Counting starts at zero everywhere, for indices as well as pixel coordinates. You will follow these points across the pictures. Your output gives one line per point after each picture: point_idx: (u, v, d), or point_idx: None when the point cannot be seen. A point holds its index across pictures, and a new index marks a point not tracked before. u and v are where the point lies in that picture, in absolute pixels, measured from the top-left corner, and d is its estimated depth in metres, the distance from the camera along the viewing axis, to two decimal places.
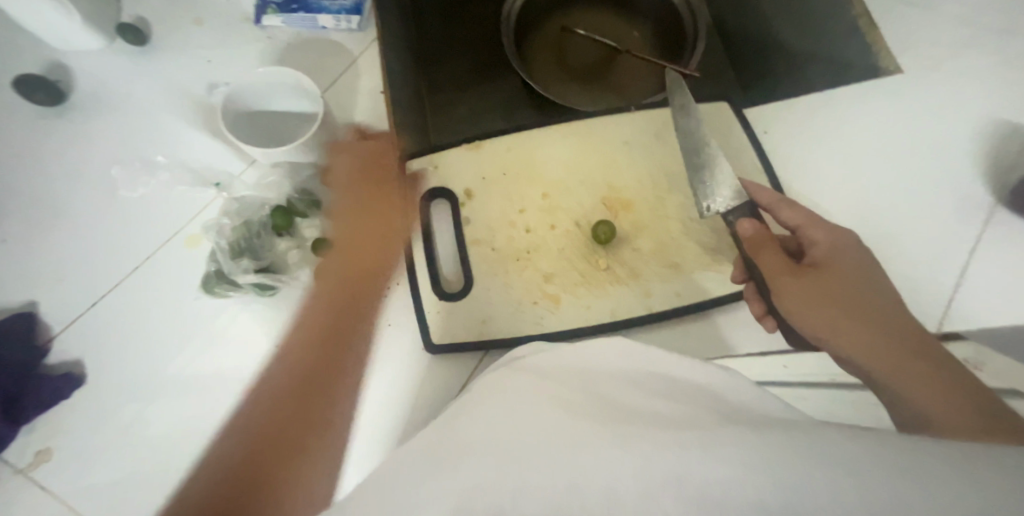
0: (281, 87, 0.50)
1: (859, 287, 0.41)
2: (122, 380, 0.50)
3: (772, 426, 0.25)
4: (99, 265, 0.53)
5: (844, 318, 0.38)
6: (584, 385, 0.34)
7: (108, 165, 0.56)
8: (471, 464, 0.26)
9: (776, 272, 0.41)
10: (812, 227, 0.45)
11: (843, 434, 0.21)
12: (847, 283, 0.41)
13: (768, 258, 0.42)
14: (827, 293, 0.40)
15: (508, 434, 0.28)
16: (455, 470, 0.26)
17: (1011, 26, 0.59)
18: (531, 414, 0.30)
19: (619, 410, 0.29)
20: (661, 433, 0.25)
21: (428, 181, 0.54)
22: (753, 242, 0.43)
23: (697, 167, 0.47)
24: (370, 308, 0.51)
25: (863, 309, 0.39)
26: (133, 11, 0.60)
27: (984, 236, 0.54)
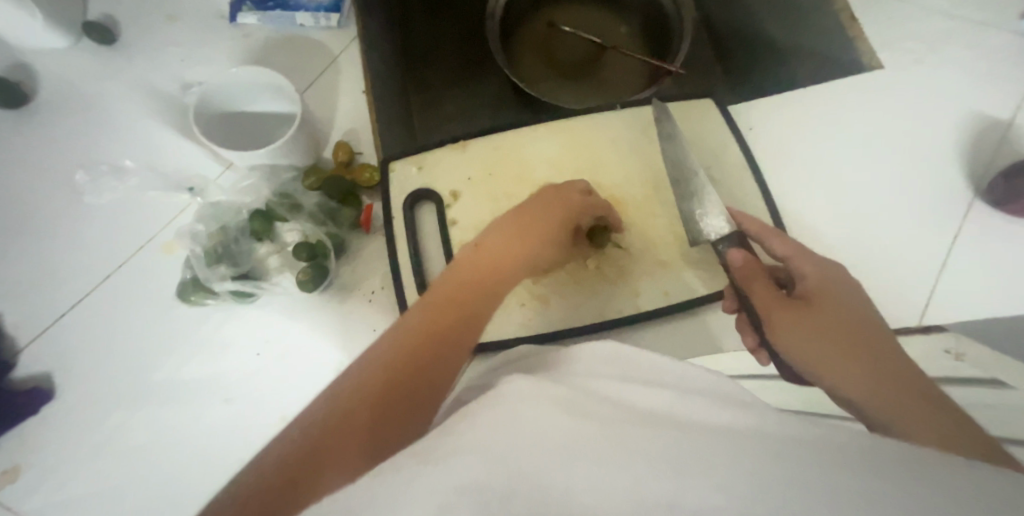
0: (257, 87, 0.49)
1: (848, 320, 0.40)
2: (89, 394, 0.48)
3: (752, 445, 0.26)
4: (70, 272, 0.52)
5: (840, 356, 0.37)
6: (577, 380, 0.33)
7: (75, 169, 0.55)
8: (470, 454, 0.24)
9: (764, 302, 0.42)
10: (801, 260, 0.45)
11: (829, 474, 0.23)
12: (837, 317, 0.40)
13: (757, 288, 0.43)
14: (820, 324, 0.39)
15: (509, 426, 0.25)
16: (454, 456, 0.25)
17: (984, 20, 0.62)
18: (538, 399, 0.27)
19: (610, 409, 0.29)
20: (645, 442, 0.25)
21: (412, 181, 0.54)
22: (745, 273, 0.45)
23: (687, 197, 0.50)
24: (354, 315, 0.51)
25: (857, 344, 0.38)
26: (101, 9, 0.60)
27: (963, 231, 0.56)
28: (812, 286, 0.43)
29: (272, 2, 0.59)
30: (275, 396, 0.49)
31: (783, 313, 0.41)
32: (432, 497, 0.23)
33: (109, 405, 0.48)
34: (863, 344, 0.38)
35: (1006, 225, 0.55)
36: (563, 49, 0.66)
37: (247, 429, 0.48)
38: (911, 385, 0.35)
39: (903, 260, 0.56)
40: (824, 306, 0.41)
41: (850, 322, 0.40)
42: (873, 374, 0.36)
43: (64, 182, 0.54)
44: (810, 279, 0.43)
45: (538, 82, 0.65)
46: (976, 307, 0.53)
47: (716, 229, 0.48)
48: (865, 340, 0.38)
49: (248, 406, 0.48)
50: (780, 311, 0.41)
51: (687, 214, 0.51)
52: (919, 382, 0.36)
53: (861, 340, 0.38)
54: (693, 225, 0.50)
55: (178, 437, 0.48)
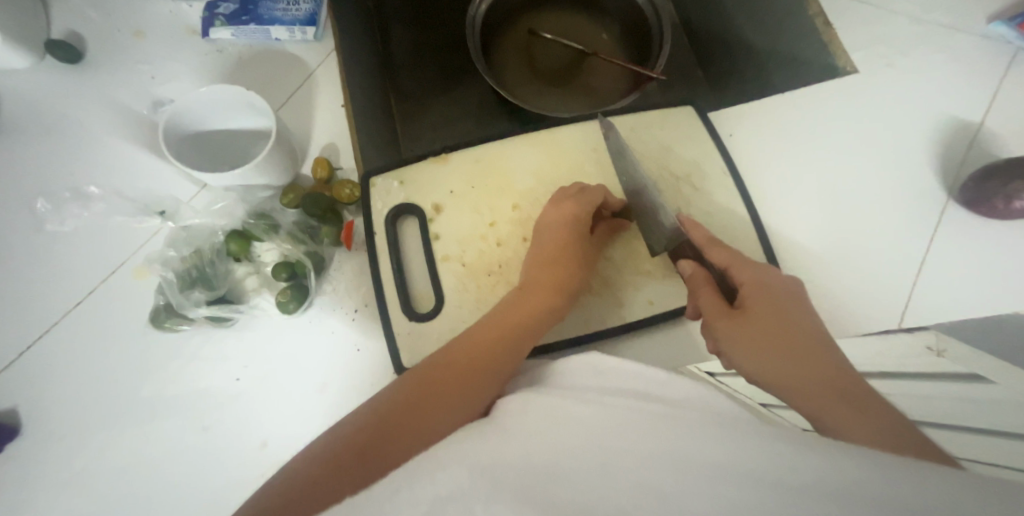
0: (228, 105, 0.47)
1: (795, 327, 0.41)
2: (55, 433, 0.47)
3: (735, 457, 0.26)
4: (35, 301, 0.50)
5: (784, 363, 0.39)
6: (577, 398, 0.34)
7: (35, 196, 0.53)
8: (455, 468, 0.27)
9: (709, 310, 0.43)
10: (740, 267, 0.45)
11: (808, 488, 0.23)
12: (780, 324, 0.41)
13: (703, 298, 0.44)
14: (760, 330, 0.41)
15: (518, 455, 0.28)
16: (441, 470, 0.27)
17: (954, 24, 0.63)
18: (550, 431, 0.30)
19: (597, 431, 0.30)
20: (637, 476, 0.26)
21: (393, 197, 0.53)
22: (693, 283, 0.46)
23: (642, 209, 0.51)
24: (336, 334, 0.50)
25: (803, 353, 0.39)
26: (66, 26, 0.58)
27: (938, 232, 0.57)
28: (753, 289, 0.43)
29: (246, 16, 0.58)
30: (253, 422, 0.47)
31: (724, 323, 0.42)
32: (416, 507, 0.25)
33: (79, 437, 0.46)
34: (806, 351, 0.39)
35: (982, 226, 0.56)
36: (545, 56, 0.66)
37: (226, 456, 0.46)
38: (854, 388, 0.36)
39: (880, 262, 0.56)
40: (765, 311, 0.42)
41: (793, 328, 0.40)
42: (811, 380, 0.37)
43: (25, 210, 0.52)
44: (749, 283, 0.44)
45: (521, 89, 0.64)
46: (952, 307, 0.54)
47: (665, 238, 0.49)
48: (807, 344, 0.39)
49: (224, 435, 0.47)
50: (721, 320, 0.42)
51: (644, 224, 0.51)
52: (860, 382, 0.37)
53: (802, 346, 0.39)
54: (651, 235, 0.51)
55: (152, 468, 0.46)
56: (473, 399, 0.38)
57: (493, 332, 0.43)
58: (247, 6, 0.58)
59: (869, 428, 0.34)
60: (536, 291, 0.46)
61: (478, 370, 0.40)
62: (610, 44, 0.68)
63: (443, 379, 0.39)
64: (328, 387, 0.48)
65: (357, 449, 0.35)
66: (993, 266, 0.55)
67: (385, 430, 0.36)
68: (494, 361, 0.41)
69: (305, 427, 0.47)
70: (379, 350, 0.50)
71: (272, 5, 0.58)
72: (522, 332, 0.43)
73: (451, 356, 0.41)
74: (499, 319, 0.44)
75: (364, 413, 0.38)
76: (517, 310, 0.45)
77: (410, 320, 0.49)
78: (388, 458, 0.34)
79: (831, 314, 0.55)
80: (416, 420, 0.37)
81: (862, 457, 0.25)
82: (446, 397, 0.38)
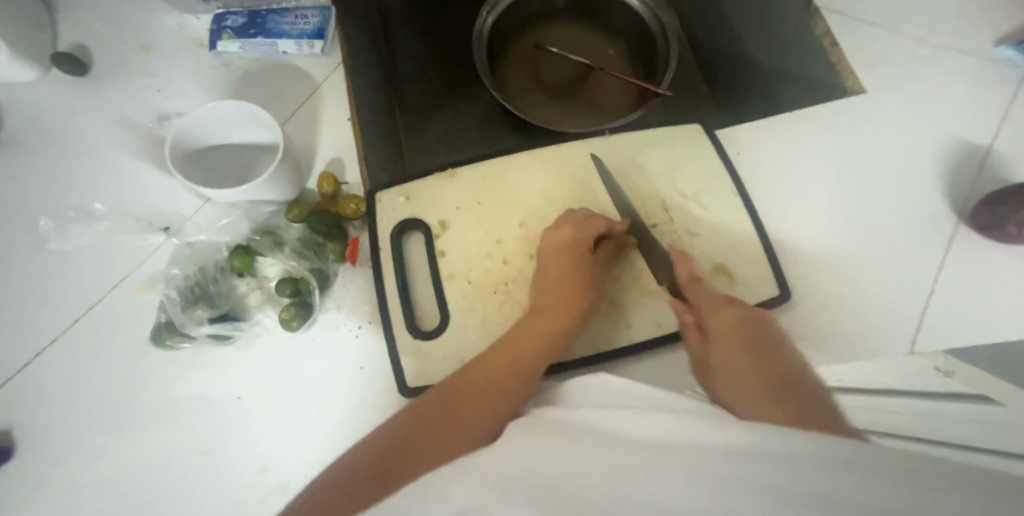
0: (236, 120, 0.47)
1: (758, 351, 0.42)
2: (53, 457, 0.46)
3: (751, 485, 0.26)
4: (34, 319, 0.49)
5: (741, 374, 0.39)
6: (585, 413, 0.34)
7: (39, 216, 0.52)
8: (464, 492, 0.27)
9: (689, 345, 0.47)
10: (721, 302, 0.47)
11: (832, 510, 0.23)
12: (745, 348, 0.42)
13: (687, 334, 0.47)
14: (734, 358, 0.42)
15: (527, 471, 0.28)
16: (451, 494, 0.27)
17: (962, 46, 0.63)
18: (557, 443, 0.30)
19: (607, 439, 0.29)
20: None
21: (398, 211, 0.52)
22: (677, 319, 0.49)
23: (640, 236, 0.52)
24: (338, 352, 0.49)
25: (762, 368, 0.39)
26: (72, 39, 0.58)
27: (948, 256, 0.56)
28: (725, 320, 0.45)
29: (254, 29, 0.58)
30: (253, 442, 0.46)
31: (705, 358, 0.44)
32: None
33: (76, 459, 0.46)
34: (765, 368, 0.39)
35: (991, 250, 0.56)
36: (551, 71, 0.65)
37: (226, 478, 0.45)
38: (813, 395, 0.36)
39: (890, 286, 0.56)
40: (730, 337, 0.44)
41: (758, 351, 0.42)
42: (762, 381, 0.38)
43: (27, 224, 0.52)
44: (724, 314, 0.46)
45: (527, 103, 0.64)
46: (962, 334, 0.53)
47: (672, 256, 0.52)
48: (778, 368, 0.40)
49: (224, 457, 0.46)
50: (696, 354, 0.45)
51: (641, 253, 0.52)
52: (824, 397, 0.37)
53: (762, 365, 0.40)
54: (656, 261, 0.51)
55: (151, 490, 0.45)
56: (485, 424, 0.37)
57: (500, 360, 0.42)
58: (255, 19, 0.58)
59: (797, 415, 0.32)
60: (544, 315, 0.46)
61: (487, 394, 0.39)
62: (617, 59, 0.67)
63: (447, 404, 0.39)
64: (329, 406, 0.47)
65: (348, 474, 0.35)
66: (1003, 292, 0.54)
67: (396, 457, 0.35)
68: (503, 386, 0.40)
69: (306, 449, 0.46)
70: (382, 370, 0.49)
71: (280, 19, 0.58)
72: (529, 356, 0.43)
73: (464, 383, 0.41)
74: (506, 346, 0.44)
75: (358, 448, 0.37)
76: (524, 337, 0.44)
77: (415, 337, 0.48)
78: (381, 478, 0.33)
79: (840, 340, 0.54)
80: (423, 445, 0.36)
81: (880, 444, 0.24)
82: (457, 423, 0.37)
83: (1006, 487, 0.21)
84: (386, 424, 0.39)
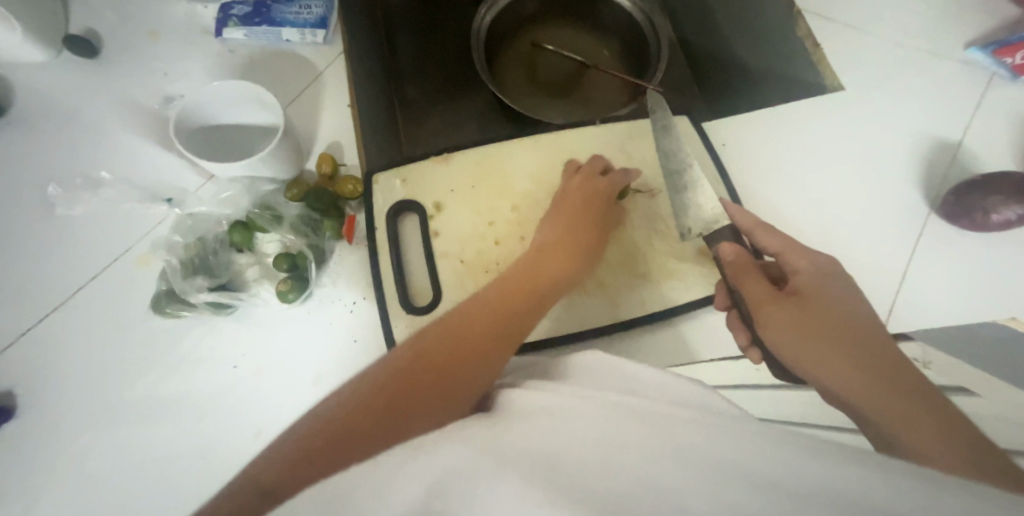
0: (240, 100, 0.49)
1: (842, 318, 0.41)
2: (57, 417, 0.47)
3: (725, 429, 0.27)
4: (39, 288, 0.51)
5: (842, 356, 0.38)
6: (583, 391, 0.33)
7: (50, 183, 0.54)
8: (457, 443, 0.26)
9: (755, 297, 0.44)
10: (790, 254, 0.47)
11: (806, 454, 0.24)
12: (830, 314, 0.41)
13: (747, 284, 0.45)
14: (812, 318, 0.41)
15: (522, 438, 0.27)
16: (442, 444, 0.26)
17: (935, 49, 0.67)
18: (552, 419, 0.29)
19: (606, 411, 0.30)
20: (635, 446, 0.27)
21: (394, 194, 0.54)
22: (735, 267, 0.46)
23: (680, 189, 0.52)
24: (334, 325, 0.51)
25: (854, 345, 0.39)
26: (84, 24, 0.60)
27: (921, 241, 0.59)
28: (803, 279, 0.45)
29: (259, 18, 0.60)
30: (248, 410, 0.48)
31: (774, 309, 0.42)
32: (421, 478, 0.24)
33: (78, 423, 0.47)
34: (859, 345, 0.39)
35: (962, 238, 0.58)
36: (546, 68, 0.68)
37: (223, 442, 0.47)
38: (916, 377, 0.37)
39: (865, 270, 0.58)
40: (812, 298, 0.43)
41: (843, 318, 0.41)
42: (875, 372, 0.37)
43: (36, 198, 0.54)
44: (803, 270, 0.45)
45: (523, 99, 0.66)
46: (933, 314, 0.56)
47: (709, 222, 0.50)
48: (859, 333, 0.40)
49: (220, 422, 0.48)
50: (770, 306, 0.43)
51: (677, 205, 0.53)
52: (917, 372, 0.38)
53: (855, 340, 0.40)
54: (684, 214, 0.52)
55: (149, 453, 0.47)
56: (496, 359, 0.36)
57: (502, 295, 0.42)
58: (259, 9, 0.60)
59: (926, 418, 0.33)
60: (540, 254, 0.48)
61: (503, 332, 0.38)
62: (610, 59, 0.70)
63: (461, 342, 0.36)
64: (323, 378, 0.49)
65: (364, 410, 0.32)
66: (972, 279, 0.57)
67: (389, 405, 0.32)
68: (501, 333, 0.38)
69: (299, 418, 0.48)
70: (375, 344, 0.51)
71: (284, 9, 0.60)
72: (531, 292, 0.44)
73: (456, 326, 0.38)
74: (505, 281, 0.44)
75: (368, 384, 0.34)
76: (524, 276, 0.45)
77: (407, 313, 0.50)
78: (408, 422, 0.31)
79: None
80: (440, 384, 0.33)
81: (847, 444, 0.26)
82: (469, 358, 0.35)
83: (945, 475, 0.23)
84: (396, 363, 0.35)
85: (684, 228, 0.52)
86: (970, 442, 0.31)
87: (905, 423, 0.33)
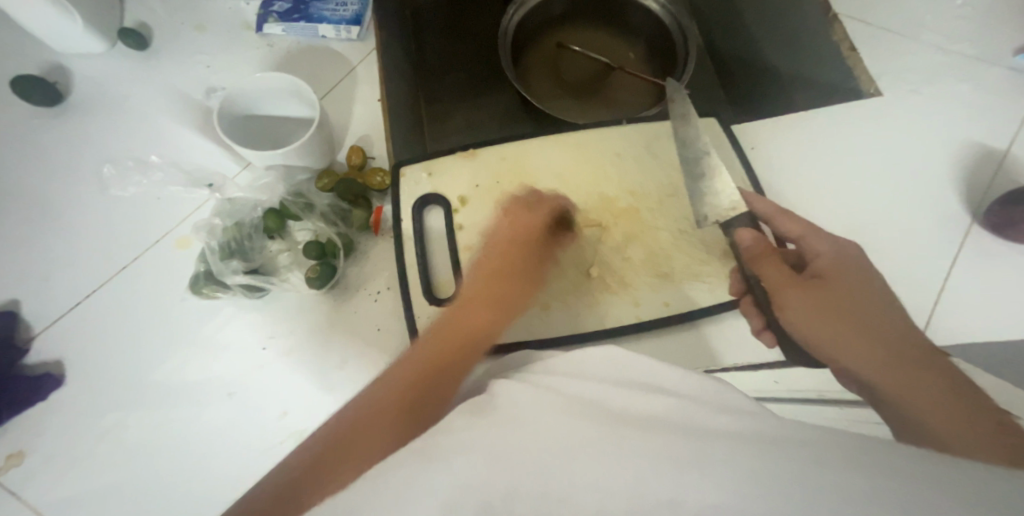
0: (278, 92, 0.52)
1: (857, 299, 0.44)
2: (102, 387, 0.50)
3: (744, 446, 0.27)
4: (87, 265, 0.54)
5: (855, 333, 0.41)
6: (577, 382, 0.36)
7: (103, 165, 0.58)
8: (472, 453, 0.28)
9: (774, 280, 0.46)
10: (811, 239, 0.48)
11: (823, 474, 0.24)
12: (848, 295, 0.44)
13: (767, 268, 0.47)
14: (828, 301, 0.43)
15: (515, 430, 0.30)
16: (454, 456, 0.28)
17: (981, 55, 0.64)
18: (542, 405, 0.32)
19: (614, 415, 0.31)
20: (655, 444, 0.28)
21: (420, 187, 0.55)
22: (753, 254, 0.48)
23: (697, 177, 0.53)
24: (359, 312, 0.52)
25: (867, 324, 0.42)
26: (136, 17, 0.63)
27: (963, 249, 0.57)
28: (823, 264, 0.47)
29: (297, 14, 0.62)
30: (275, 391, 0.50)
31: (794, 292, 0.44)
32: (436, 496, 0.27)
33: (119, 393, 0.50)
34: (872, 323, 0.42)
35: (1003, 252, 0.56)
36: (572, 69, 0.68)
37: (251, 420, 0.49)
38: (927, 352, 0.39)
39: (901, 279, 0.56)
40: (832, 281, 0.45)
41: (859, 299, 0.44)
42: (889, 350, 0.40)
43: (88, 180, 0.57)
44: (823, 256, 0.47)
45: (549, 99, 0.66)
46: (976, 325, 0.54)
47: (726, 209, 0.51)
48: (873, 313, 0.43)
49: (249, 402, 0.50)
50: (789, 288, 0.45)
51: (693, 193, 0.53)
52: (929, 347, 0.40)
53: (868, 319, 0.42)
54: (701, 202, 0.52)
55: (182, 425, 0.49)
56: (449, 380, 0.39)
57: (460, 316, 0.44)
58: (298, 5, 0.63)
59: (936, 385, 0.35)
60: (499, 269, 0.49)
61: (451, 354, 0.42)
62: (636, 62, 0.70)
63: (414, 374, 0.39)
64: (347, 364, 0.51)
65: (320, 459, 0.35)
66: (1014, 294, 0.55)
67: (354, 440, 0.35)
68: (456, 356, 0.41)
69: (322, 401, 0.50)
70: (398, 332, 0.52)
71: (322, 6, 0.63)
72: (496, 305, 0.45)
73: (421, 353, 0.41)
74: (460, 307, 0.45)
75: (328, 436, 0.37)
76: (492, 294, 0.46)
77: (431, 304, 0.51)
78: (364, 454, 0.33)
79: None
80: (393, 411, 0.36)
81: (870, 450, 0.25)
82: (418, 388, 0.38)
83: (977, 487, 0.23)
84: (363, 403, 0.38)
85: (701, 215, 0.52)
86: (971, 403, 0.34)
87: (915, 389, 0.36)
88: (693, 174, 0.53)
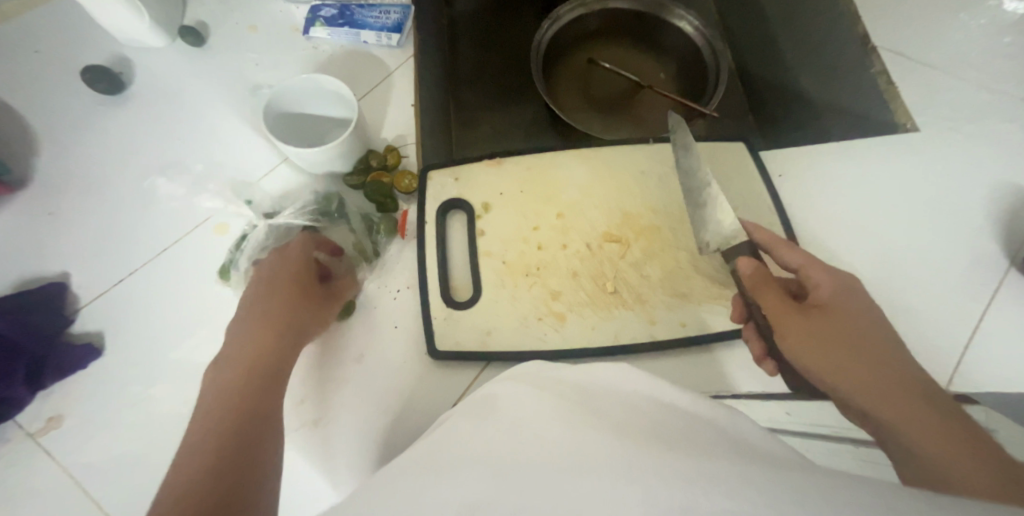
0: (319, 94, 0.55)
1: (856, 328, 0.43)
2: (138, 362, 0.53)
3: (751, 474, 0.27)
4: (132, 244, 0.57)
5: (852, 365, 0.40)
6: (584, 400, 0.37)
7: (156, 152, 0.61)
8: (478, 472, 0.31)
9: (776, 311, 0.45)
10: (812, 269, 0.47)
11: (827, 502, 0.24)
12: (847, 324, 0.43)
13: (768, 298, 0.46)
14: (829, 332, 0.42)
15: (523, 451, 0.32)
16: (461, 475, 0.31)
17: None
18: (546, 430, 0.34)
19: (618, 431, 0.33)
20: (660, 467, 0.28)
21: (446, 191, 0.58)
22: (755, 282, 0.47)
23: (698, 205, 0.53)
24: (381, 310, 0.54)
25: (869, 357, 0.41)
26: (197, 16, 0.67)
27: (1000, 288, 0.54)
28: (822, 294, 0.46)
29: (343, 20, 0.65)
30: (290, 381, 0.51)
31: (795, 320, 0.44)
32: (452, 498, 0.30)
33: (153, 366, 0.53)
34: (871, 356, 0.41)
35: None
36: (601, 85, 0.69)
37: None
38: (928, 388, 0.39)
39: (931, 314, 0.54)
40: (832, 313, 0.44)
41: (858, 328, 0.43)
42: (891, 388, 0.39)
43: (140, 166, 0.61)
44: (824, 286, 0.46)
45: (575, 112, 0.68)
46: (1013, 369, 0.51)
47: (727, 236, 0.51)
48: (873, 345, 0.42)
49: None
50: (790, 319, 0.44)
51: (698, 218, 0.54)
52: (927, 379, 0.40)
53: (869, 351, 0.41)
54: (703, 229, 0.53)
55: None
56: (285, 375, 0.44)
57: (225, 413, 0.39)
58: (344, 11, 0.65)
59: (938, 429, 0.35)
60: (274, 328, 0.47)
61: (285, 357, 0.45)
62: (666, 82, 0.70)
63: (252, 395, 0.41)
64: (364, 358, 0.52)
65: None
66: None
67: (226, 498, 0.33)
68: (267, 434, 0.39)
69: (337, 395, 0.51)
70: (416, 332, 0.54)
71: (366, 13, 0.65)
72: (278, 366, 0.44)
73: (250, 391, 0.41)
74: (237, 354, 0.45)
75: (194, 455, 0.36)
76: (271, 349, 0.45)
77: (448, 306, 0.53)
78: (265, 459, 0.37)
79: None
80: (252, 417, 0.39)
81: (875, 484, 0.25)
82: (251, 399, 0.40)
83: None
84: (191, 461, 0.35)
85: (703, 242, 0.53)
86: (973, 444, 0.33)
87: (921, 433, 0.35)
88: (696, 202, 0.54)
